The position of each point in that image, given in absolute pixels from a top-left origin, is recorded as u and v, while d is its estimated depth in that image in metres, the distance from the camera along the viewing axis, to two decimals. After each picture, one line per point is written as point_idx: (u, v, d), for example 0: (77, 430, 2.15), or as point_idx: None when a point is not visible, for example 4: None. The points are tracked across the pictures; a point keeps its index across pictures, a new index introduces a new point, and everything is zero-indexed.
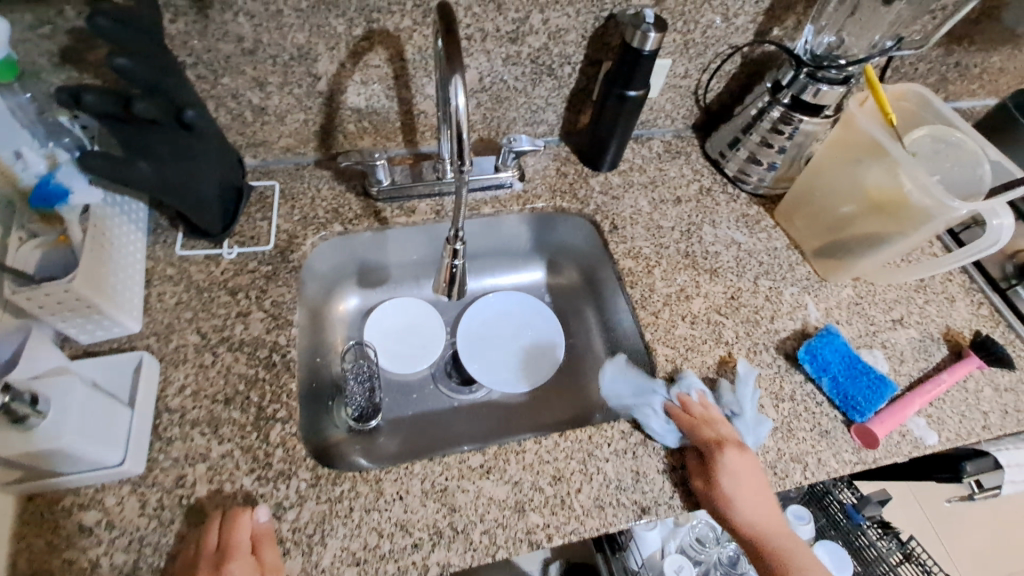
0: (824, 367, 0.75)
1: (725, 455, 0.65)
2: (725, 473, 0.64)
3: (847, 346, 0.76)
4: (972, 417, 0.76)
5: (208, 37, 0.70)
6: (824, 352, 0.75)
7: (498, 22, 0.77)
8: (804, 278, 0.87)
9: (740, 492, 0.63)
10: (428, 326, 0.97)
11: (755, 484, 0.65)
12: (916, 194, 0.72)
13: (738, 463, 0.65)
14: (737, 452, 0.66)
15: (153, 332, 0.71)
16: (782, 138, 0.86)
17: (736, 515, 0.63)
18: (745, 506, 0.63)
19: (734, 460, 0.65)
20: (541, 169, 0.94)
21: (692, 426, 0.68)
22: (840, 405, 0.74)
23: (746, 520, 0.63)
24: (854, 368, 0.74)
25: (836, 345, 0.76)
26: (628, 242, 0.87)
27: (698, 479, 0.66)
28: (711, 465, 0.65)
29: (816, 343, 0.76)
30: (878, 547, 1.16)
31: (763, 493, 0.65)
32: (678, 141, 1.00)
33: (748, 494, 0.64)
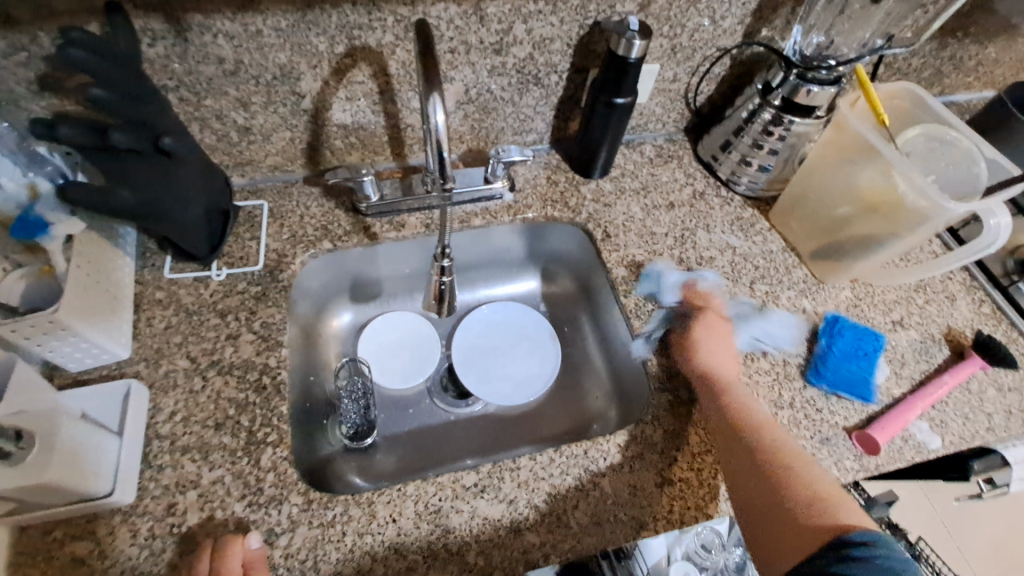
0: (838, 339, 0.77)
1: (704, 318, 0.78)
2: (704, 338, 0.75)
3: (875, 347, 0.77)
4: (976, 419, 0.75)
5: (188, 60, 0.69)
6: (846, 331, 0.78)
7: (481, 34, 0.76)
8: (801, 281, 0.85)
9: (717, 358, 0.73)
10: (423, 340, 0.96)
11: (727, 349, 0.75)
12: (912, 194, 0.71)
13: (714, 324, 0.78)
14: (716, 322, 0.78)
15: (142, 357, 0.71)
16: (774, 140, 0.85)
17: (704, 363, 0.72)
18: (714, 356, 0.74)
19: (714, 324, 0.78)
20: (531, 179, 0.94)
21: (692, 299, 0.81)
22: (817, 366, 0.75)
23: (718, 372, 0.72)
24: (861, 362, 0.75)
25: (864, 335, 0.78)
26: (621, 250, 0.86)
27: (681, 356, 0.75)
28: (690, 325, 0.78)
29: (848, 321, 0.79)
30: None
31: (732, 358, 0.74)
32: (669, 145, 0.99)
33: (716, 350, 0.74)
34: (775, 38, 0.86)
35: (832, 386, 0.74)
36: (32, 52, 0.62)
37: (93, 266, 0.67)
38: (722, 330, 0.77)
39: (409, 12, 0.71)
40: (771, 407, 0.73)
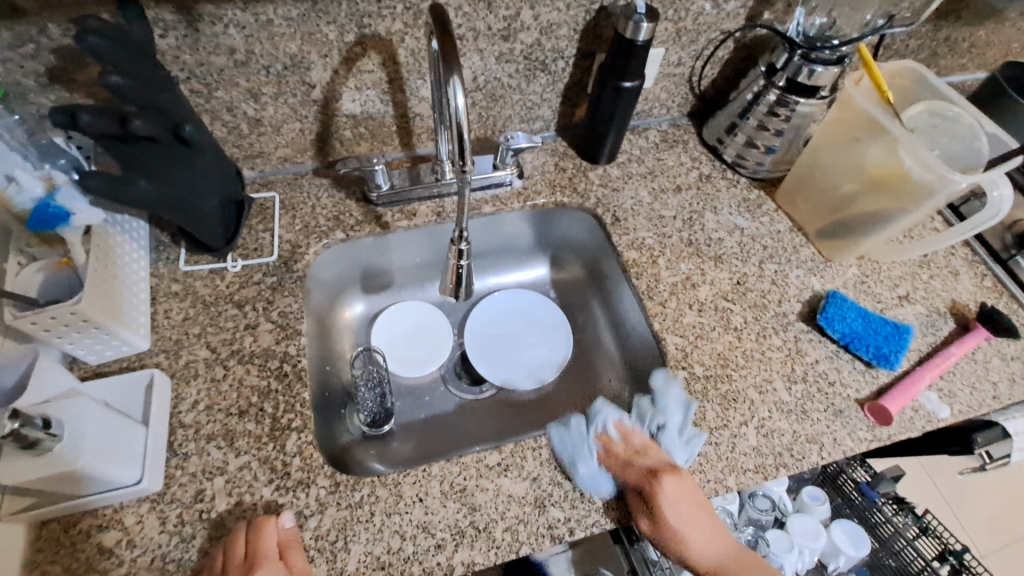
0: (879, 321, 0.78)
1: (663, 489, 0.63)
2: (670, 501, 0.63)
3: (891, 351, 0.75)
4: (983, 388, 0.77)
5: (200, 51, 0.70)
6: (889, 327, 0.78)
7: (489, 20, 0.76)
8: (808, 259, 0.87)
9: (689, 535, 0.63)
10: (436, 329, 0.96)
11: (690, 503, 0.64)
12: (918, 169, 0.72)
13: (674, 492, 0.64)
14: (670, 479, 0.64)
15: (162, 348, 0.71)
16: (780, 122, 0.86)
17: (686, 546, 0.63)
18: (678, 523, 0.63)
19: (670, 492, 0.64)
20: (539, 166, 0.94)
21: (620, 465, 0.67)
22: (841, 298, 0.80)
23: (700, 552, 0.64)
24: (861, 327, 0.77)
25: (898, 339, 0.76)
26: (631, 233, 0.87)
27: (643, 521, 0.63)
28: (647, 513, 0.63)
29: (902, 332, 0.77)
30: (894, 522, 1.16)
31: (709, 515, 0.64)
32: (674, 130, 1.00)
33: (688, 520, 0.63)
34: (776, 20, 0.88)
35: (830, 327, 0.78)
36: (44, 45, 0.62)
37: (109, 258, 0.66)
38: (681, 481, 0.65)
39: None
40: (785, 381, 0.74)
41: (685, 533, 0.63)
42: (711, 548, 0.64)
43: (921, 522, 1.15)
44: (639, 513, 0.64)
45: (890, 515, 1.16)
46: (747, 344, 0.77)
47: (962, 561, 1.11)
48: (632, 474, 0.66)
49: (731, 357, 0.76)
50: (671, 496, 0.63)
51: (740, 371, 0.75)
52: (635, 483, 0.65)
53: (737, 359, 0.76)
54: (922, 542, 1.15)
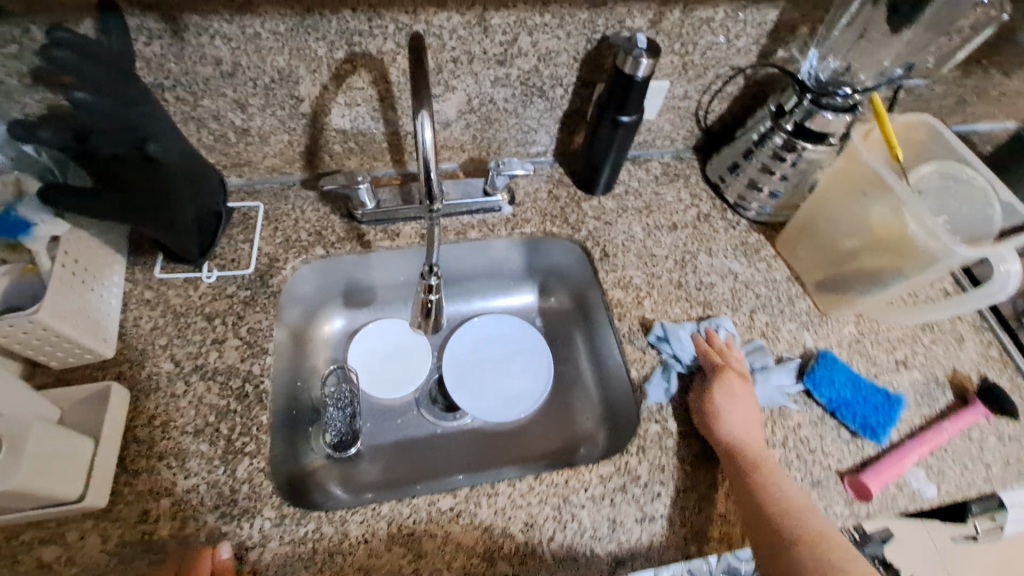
0: (869, 388, 0.74)
1: (727, 377, 0.71)
2: (734, 394, 0.70)
3: (877, 422, 0.72)
4: (975, 469, 0.72)
5: (185, 60, 0.68)
6: (880, 396, 0.74)
7: (485, 44, 0.74)
8: (803, 313, 0.83)
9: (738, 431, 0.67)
10: (414, 350, 0.95)
11: (750, 407, 0.70)
12: (922, 235, 0.68)
13: (735, 385, 0.71)
14: (742, 382, 0.71)
15: (126, 357, 0.70)
16: (785, 166, 0.82)
17: (725, 432, 0.67)
18: (730, 414, 0.68)
19: (732, 382, 0.71)
20: (532, 192, 0.91)
21: (708, 353, 0.75)
22: (833, 360, 0.76)
23: (734, 432, 0.67)
24: (850, 393, 0.74)
25: (886, 410, 0.73)
26: (619, 270, 0.84)
27: (694, 395, 0.73)
28: (709, 385, 0.71)
29: (893, 403, 0.73)
30: None
31: (757, 425, 0.69)
32: (677, 163, 0.96)
33: (740, 409, 0.69)
34: (790, 59, 0.83)
35: (816, 390, 0.74)
36: (24, 46, 0.61)
37: (78, 267, 0.65)
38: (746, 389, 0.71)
39: (412, 21, 0.69)
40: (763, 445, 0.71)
41: (737, 424, 0.68)
42: (748, 442, 0.67)
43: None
44: (696, 387, 0.73)
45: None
46: None
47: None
48: (715, 360, 0.74)
49: None
50: (732, 391, 0.70)
51: None
52: (709, 365, 0.73)
53: None
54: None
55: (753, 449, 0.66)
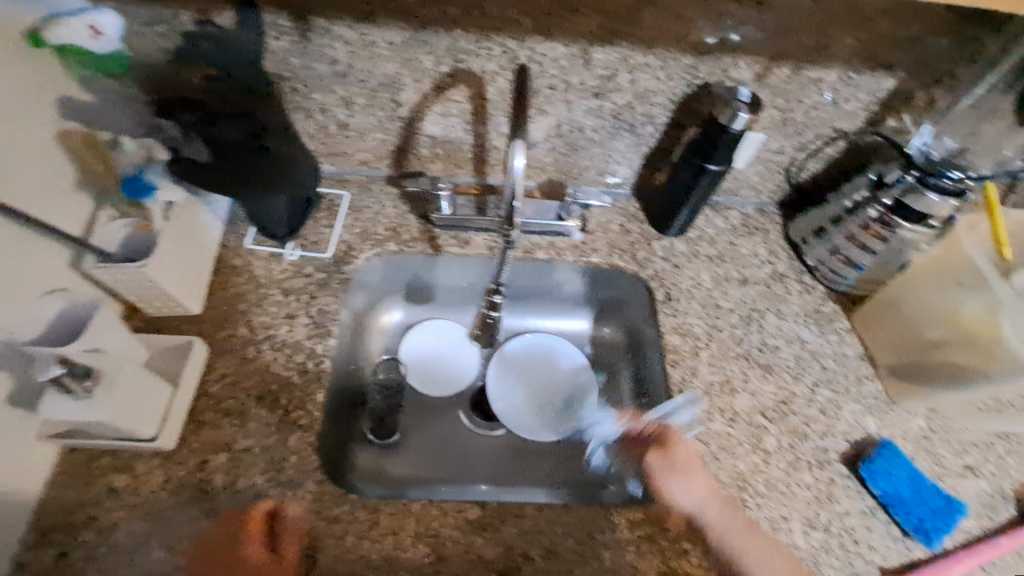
0: (924, 486, 0.70)
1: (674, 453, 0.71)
2: (678, 443, 0.72)
3: (931, 526, 0.67)
4: None
5: (306, 57, 0.74)
6: (937, 499, 0.69)
7: (584, 76, 0.75)
8: (869, 396, 0.78)
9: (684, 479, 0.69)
10: (462, 354, 0.98)
11: (695, 448, 0.72)
12: (1016, 338, 0.66)
13: (688, 467, 0.70)
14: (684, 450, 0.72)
15: (210, 317, 0.77)
16: (876, 240, 0.78)
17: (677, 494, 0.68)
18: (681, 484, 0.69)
19: (685, 467, 0.70)
20: (604, 223, 0.92)
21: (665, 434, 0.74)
22: (894, 448, 0.72)
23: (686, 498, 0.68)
24: (907, 490, 0.69)
25: (943, 516, 0.68)
26: (679, 316, 0.83)
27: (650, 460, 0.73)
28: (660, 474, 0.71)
29: (949, 508, 0.68)
30: None
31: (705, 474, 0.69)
32: (758, 215, 0.93)
33: (688, 478, 0.69)
34: (901, 129, 0.79)
35: (872, 480, 0.70)
36: (173, 29, 0.68)
37: (185, 229, 0.72)
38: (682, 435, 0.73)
39: (518, 46, 0.71)
40: (803, 525, 0.68)
41: (684, 464, 0.70)
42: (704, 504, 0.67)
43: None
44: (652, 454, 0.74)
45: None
46: (772, 473, 0.71)
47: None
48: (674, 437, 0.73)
49: (750, 481, 0.71)
50: (684, 472, 0.70)
51: (755, 500, 0.69)
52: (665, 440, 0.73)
53: (756, 485, 0.70)
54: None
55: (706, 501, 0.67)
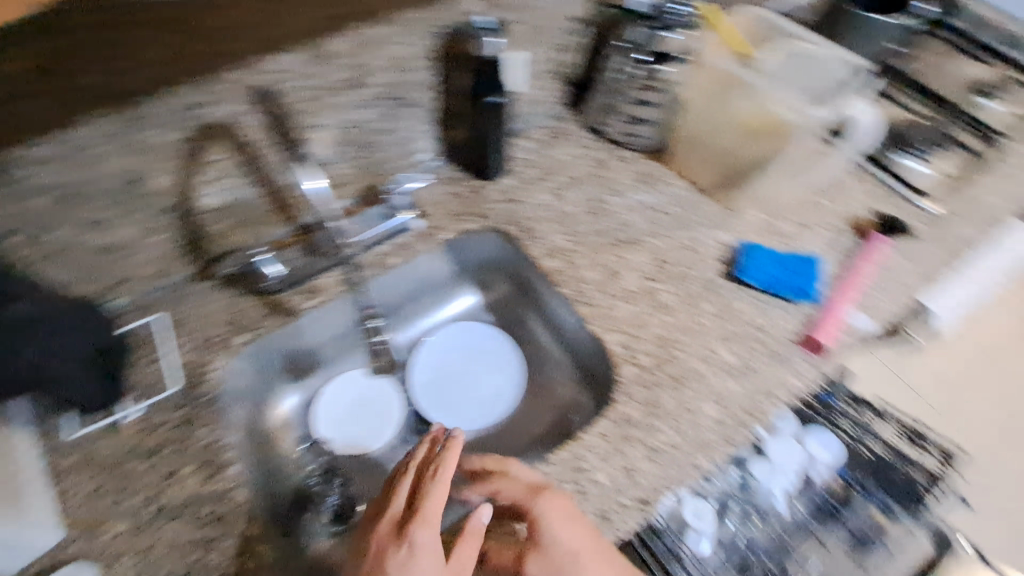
0: (787, 258, 0.82)
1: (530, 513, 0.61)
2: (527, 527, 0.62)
3: (809, 284, 0.79)
4: (892, 290, 0.83)
5: (11, 200, 0.60)
6: (801, 262, 0.81)
7: (330, 75, 0.71)
8: (714, 215, 0.89)
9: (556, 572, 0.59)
10: (376, 398, 0.90)
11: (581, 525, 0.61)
12: (786, 112, 0.78)
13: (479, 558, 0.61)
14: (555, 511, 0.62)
15: (78, 533, 0.62)
16: (655, 94, 0.88)
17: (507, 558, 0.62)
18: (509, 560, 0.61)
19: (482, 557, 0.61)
20: (435, 198, 0.90)
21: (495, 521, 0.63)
22: (749, 246, 0.83)
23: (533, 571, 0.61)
24: (777, 267, 0.81)
25: (810, 271, 0.81)
26: (544, 241, 0.86)
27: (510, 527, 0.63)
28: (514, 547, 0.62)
29: (810, 262, 0.81)
30: None
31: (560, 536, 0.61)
32: (556, 121, 0.98)
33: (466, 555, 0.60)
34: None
35: (751, 278, 0.80)
36: None
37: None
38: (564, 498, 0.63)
39: (247, 74, 0.64)
40: (726, 343, 0.76)
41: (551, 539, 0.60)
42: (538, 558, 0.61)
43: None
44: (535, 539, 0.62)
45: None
46: (684, 319, 0.78)
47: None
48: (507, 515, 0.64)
49: (673, 336, 0.76)
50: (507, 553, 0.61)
51: (685, 348, 0.75)
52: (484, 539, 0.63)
53: (680, 337, 0.76)
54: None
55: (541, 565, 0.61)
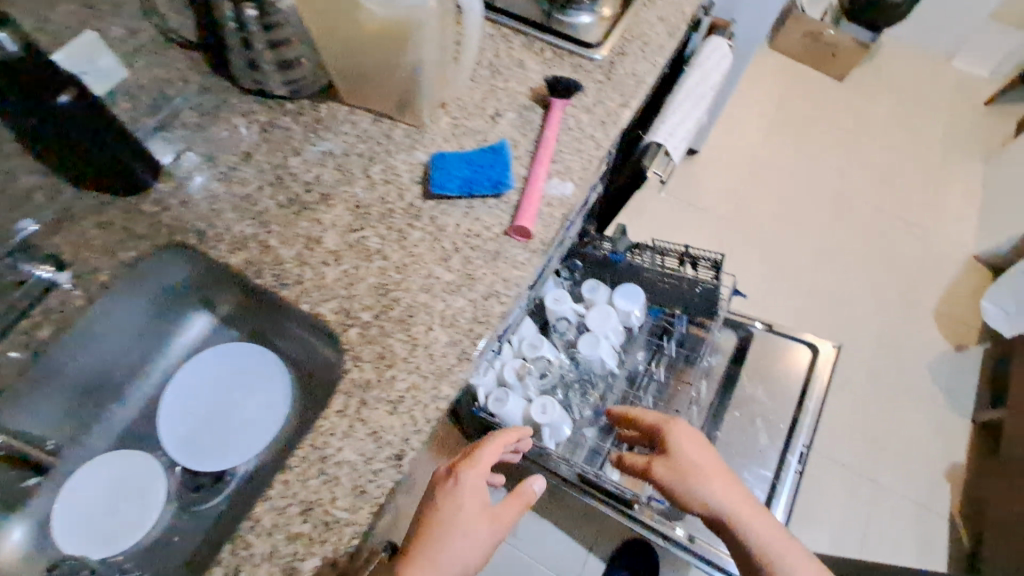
0: (474, 157, 0.79)
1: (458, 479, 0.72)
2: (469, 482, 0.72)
3: (500, 171, 0.78)
4: (585, 146, 0.85)
5: None
6: (490, 155, 0.80)
7: None
8: (403, 137, 0.84)
9: (712, 476, 0.85)
10: (130, 480, 0.77)
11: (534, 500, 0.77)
12: (388, 6, 0.72)
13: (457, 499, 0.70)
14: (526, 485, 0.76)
15: None
16: (281, 29, 0.81)
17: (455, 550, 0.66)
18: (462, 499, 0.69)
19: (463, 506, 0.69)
20: (83, 237, 0.75)
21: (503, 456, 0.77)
22: (437, 160, 0.79)
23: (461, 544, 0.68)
24: (467, 168, 0.78)
25: (499, 159, 0.79)
26: (228, 233, 0.75)
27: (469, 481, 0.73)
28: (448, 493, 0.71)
29: (497, 150, 0.80)
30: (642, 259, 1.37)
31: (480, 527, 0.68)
32: (208, 98, 0.86)
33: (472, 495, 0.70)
34: None
35: (446, 187, 0.77)
36: None
37: None
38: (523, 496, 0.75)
39: None
40: (442, 263, 0.74)
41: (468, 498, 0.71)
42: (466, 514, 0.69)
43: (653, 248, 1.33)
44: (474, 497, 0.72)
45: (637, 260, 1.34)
46: (395, 256, 0.74)
47: (692, 254, 1.31)
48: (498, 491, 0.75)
49: (388, 278, 0.72)
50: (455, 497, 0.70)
51: (402, 284, 0.72)
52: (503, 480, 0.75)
53: (395, 276, 0.72)
54: (666, 257, 1.36)
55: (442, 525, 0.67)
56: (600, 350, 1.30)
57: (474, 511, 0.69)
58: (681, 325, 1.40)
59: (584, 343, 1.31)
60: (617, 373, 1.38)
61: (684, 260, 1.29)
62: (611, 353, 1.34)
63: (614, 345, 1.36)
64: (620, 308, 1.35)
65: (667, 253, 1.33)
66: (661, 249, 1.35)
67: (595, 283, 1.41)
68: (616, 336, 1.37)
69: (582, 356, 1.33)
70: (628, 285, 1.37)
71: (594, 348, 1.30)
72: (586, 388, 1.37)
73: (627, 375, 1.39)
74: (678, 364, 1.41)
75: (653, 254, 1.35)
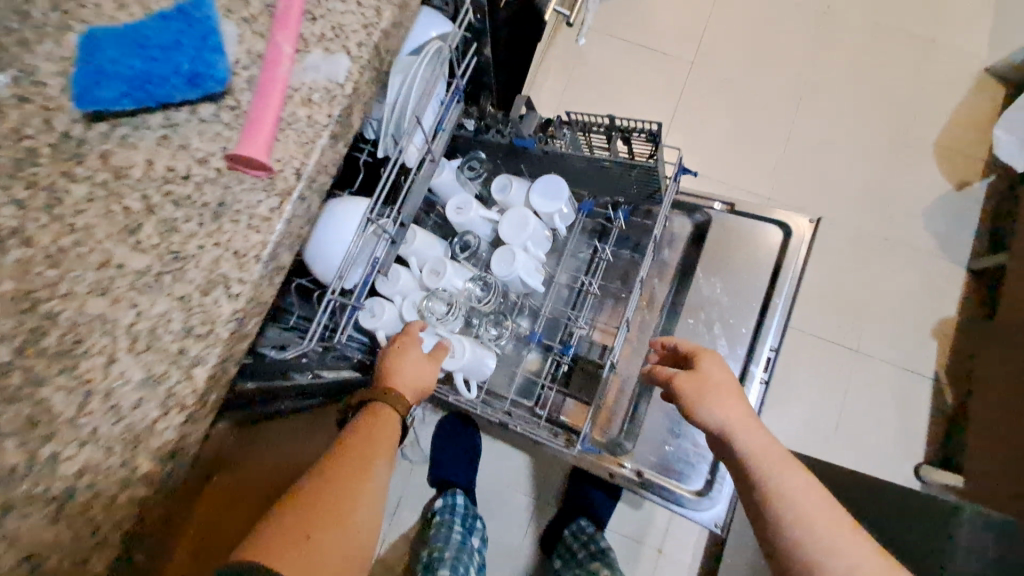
0: (152, 29, 0.49)
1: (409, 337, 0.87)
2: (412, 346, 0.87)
3: (203, 54, 0.51)
4: (349, 24, 0.60)
5: None
6: (182, 25, 0.51)
7: None
8: (61, 27, 0.53)
9: (718, 389, 0.73)
10: None
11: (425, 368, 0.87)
12: None
13: (415, 359, 0.86)
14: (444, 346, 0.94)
15: None
16: None
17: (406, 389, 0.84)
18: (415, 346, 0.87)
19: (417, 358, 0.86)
20: None
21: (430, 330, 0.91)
22: (85, 44, 0.49)
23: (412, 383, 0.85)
24: (142, 52, 0.48)
25: (198, 33, 0.51)
26: None
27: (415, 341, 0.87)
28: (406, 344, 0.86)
29: (195, 16, 0.51)
30: (556, 143, 0.99)
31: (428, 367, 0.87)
32: None
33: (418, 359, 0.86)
34: None
35: (112, 95, 0.48)
36: None
37: None
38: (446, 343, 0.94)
39: None
40: (139, 239, 0.50)
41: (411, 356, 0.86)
42: (415, 361, 0.86)
43: (570, 126, 0.96)
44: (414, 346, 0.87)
45: (552, 145, 0.99)
46: (63, 236, 0.48)
47: (623, 127, 0.93)
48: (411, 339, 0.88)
49: (56, 273, 0.48)
50: (409, 357, 0.85)
51: (79, 279, 0.48)
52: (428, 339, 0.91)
53: (66, 267, 0.48)
54: (592, 135, 0.99)
55: (410, 369, 0.85)
56: (517, 270, 1.00)
57: (423, 364, 0.87)
58: (621, 218, 1.12)
59: (498, 262, 1.01)
60: (547, 288, 1.13)
61: (613, 140, 0.94)
62: (535, 268, 1.05)
63: (539, 257, 1.06)
64: (541, 210, 1.03)
65: (591, 129, 0.95)
66: (582, 123, 0.95)
67: (508, 180, 1.07)
68: (541, 244, 1.07)
69: (500, 278, 1.04)
70: (551, 179, 1.03)
71: (511, 269, 1.00)
72: (512, 311, 1.12)
73: (560, 288, 1.16)
74: (618, 263, 1.20)
75: (573, 133, 0.97)
